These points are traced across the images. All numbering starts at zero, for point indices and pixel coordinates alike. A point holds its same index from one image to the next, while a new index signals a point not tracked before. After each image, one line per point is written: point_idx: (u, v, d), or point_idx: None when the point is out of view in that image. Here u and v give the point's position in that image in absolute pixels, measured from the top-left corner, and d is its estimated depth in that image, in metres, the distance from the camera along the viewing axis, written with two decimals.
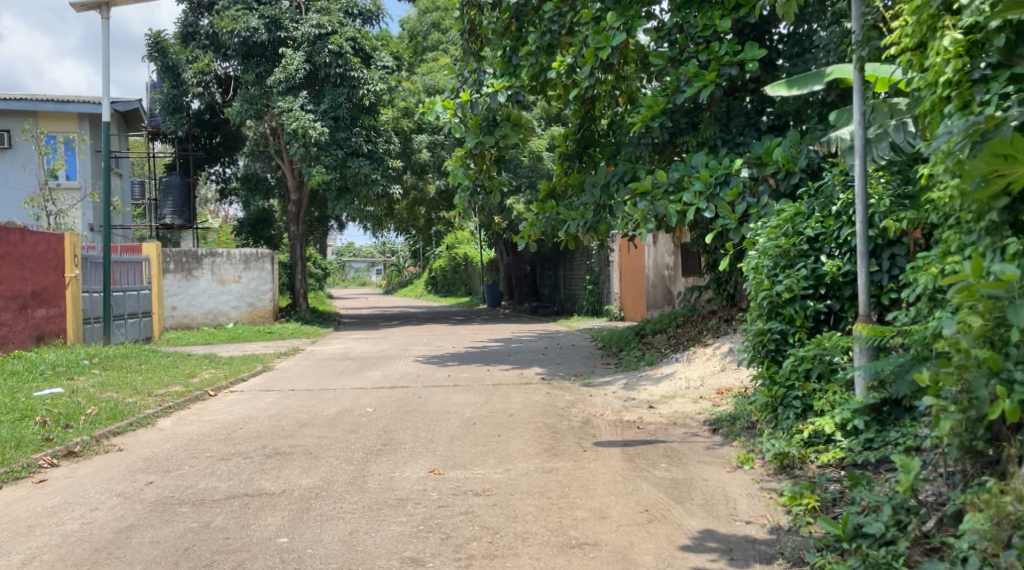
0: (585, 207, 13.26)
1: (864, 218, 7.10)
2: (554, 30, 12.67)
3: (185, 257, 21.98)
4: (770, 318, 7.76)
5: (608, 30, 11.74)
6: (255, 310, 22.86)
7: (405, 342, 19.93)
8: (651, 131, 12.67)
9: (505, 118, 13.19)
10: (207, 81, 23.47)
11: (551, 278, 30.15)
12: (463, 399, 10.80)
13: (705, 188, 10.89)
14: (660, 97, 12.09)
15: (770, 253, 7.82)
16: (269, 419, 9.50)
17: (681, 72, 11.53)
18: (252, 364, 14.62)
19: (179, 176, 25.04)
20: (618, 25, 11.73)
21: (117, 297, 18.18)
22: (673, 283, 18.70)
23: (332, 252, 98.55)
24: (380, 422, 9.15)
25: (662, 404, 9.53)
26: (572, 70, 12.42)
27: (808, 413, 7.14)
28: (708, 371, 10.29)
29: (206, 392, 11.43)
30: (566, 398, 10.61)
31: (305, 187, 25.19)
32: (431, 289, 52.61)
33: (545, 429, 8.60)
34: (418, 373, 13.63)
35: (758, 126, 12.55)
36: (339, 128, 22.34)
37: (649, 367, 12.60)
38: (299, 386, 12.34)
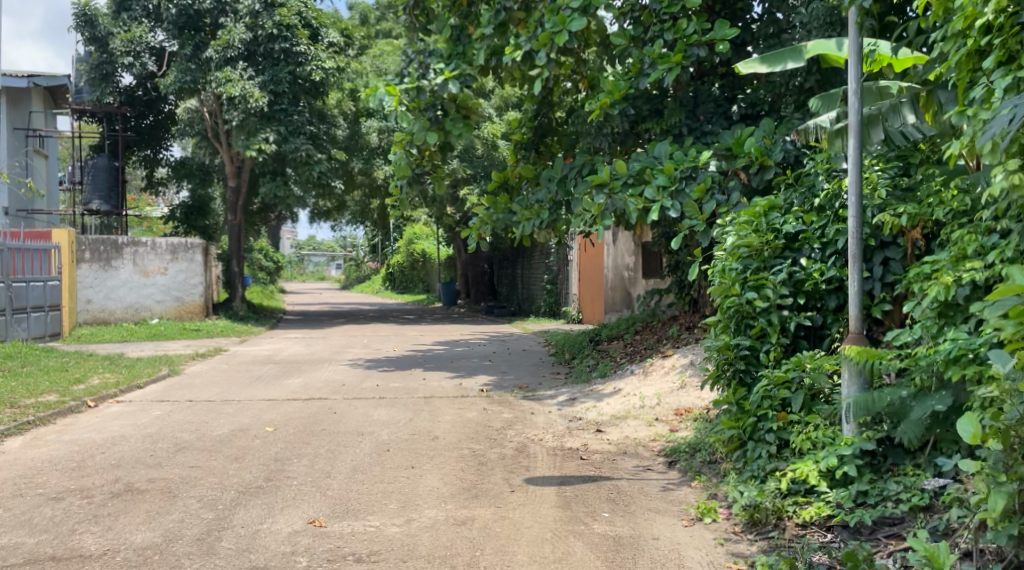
0: (541, 204, 11.77)
1: (855, 210, 5.63)
2: (508, 6, 11.09)
3: (104, 246, 20.05)
4: (737, 332, 6.25)
5: (563, 9, 10.45)
6: (182, 306, 21.22)
7: (341, 343, 18.38)
8: (610, 119, 11.22)
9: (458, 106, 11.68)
10: (140, 51, 21.60)
11: (508, 277, 28.73)
12: (384, 415, 9.28)
13: (668, 183, 9.51)
14: (621, 79, 10.58)
15: (739, 253, 6.29)
16: (141, 442, 7.93)
17: (644, 52, 10.04)
18: (157, 368, 13.05)
19: (107, 158, 23.21)
20: (576, 5, 10.41)
21: (18, 288, 16.57)
22: (633, 285, 17.34)
23: (290, 246, 96.63)
24: (274, 445, 7.64)
25: (615, 427, 8.05)
26: (530, 56, 10.89)
27: (784, 451, 5.65)
28: (665, 388, 8.87)
29: (84, 403, 9.88)
30: (504, 416, 9.14)
31: (246, 173, 23.51)
32: (389, 285, 50.86)
33: (469, 457, 7.12)
34: (343, 381, 12.08)
35: (728, 113, 11.09)
36: (278, 104, 20.71)
37: (601, 379, 11.18)
38: (200, 395, 10.79)
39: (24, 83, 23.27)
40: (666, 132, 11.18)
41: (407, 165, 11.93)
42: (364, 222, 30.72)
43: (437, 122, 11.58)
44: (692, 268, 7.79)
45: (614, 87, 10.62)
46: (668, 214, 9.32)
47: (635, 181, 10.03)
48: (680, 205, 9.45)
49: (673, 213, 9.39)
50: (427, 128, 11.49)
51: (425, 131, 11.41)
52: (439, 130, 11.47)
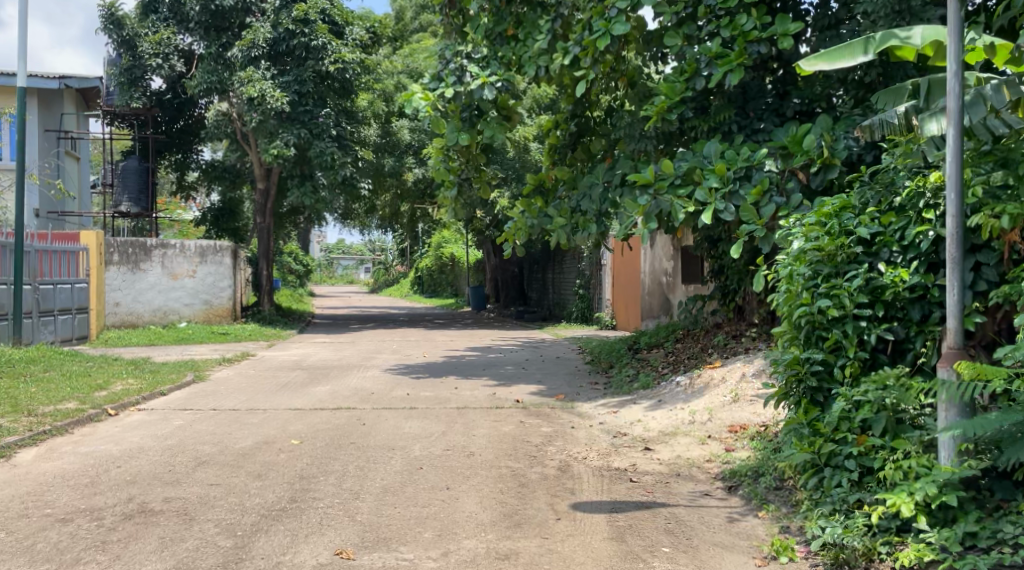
0: (588, 215, 11.13)
1: (958, 209, 4.91)
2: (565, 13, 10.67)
3: (133, 248, 19.78)
4: (808, 344, 5.64)
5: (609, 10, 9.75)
6: (210, 309, 20.87)
7: (371, 348, 17.92)
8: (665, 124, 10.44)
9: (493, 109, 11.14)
10: (168, 52, 21.27)
11: (539, 281, 28.17)
12: (416, 428, 8.76)
13: (721, 185, 9.05)
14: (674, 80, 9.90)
15: (810, 257, 5.69)
16: (160, 456, 7.47)
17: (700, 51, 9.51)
18: (182, 374, 12.65)
19: (138, 160, 22.95)
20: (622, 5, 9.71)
21: (45, 290, 16.31)
22: (672, 291, 16.69)
23: (321, 250, 96.80)
24: (299, 461, 7.13)
25: (665, 445, 7.45)
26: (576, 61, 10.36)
27: (868, 478, 5.10)
28: (717, 403, 8.24)
29: (104, 411, 9.45)
30: (543, 430, 8.58)
31: (275, 175, 23.21)
32: (417, 288, 50.49)
33: (509, 477, 6.57)
34: (372, 389, 11.57)
35: (781, 111, 10.31)
36: (303, 105, 20.28)
37: (645, 390, 10.59)
38: (225, 403, 10.35)
39: (55, 83, 22.43)
40: (713, 130, 10.43)
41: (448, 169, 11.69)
42: (395, 226, 30.33)
43: (470, 121, 11.17)
44: (755, 278, 7.02)
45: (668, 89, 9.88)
46: (720, 218, 8.88)
47: (682, 182, 9.48)
48: (734, 207, 8.99)
49: (726, 216, 8.93)
50: (459, 130, 11.04)
51: (456, 131, 10.99)
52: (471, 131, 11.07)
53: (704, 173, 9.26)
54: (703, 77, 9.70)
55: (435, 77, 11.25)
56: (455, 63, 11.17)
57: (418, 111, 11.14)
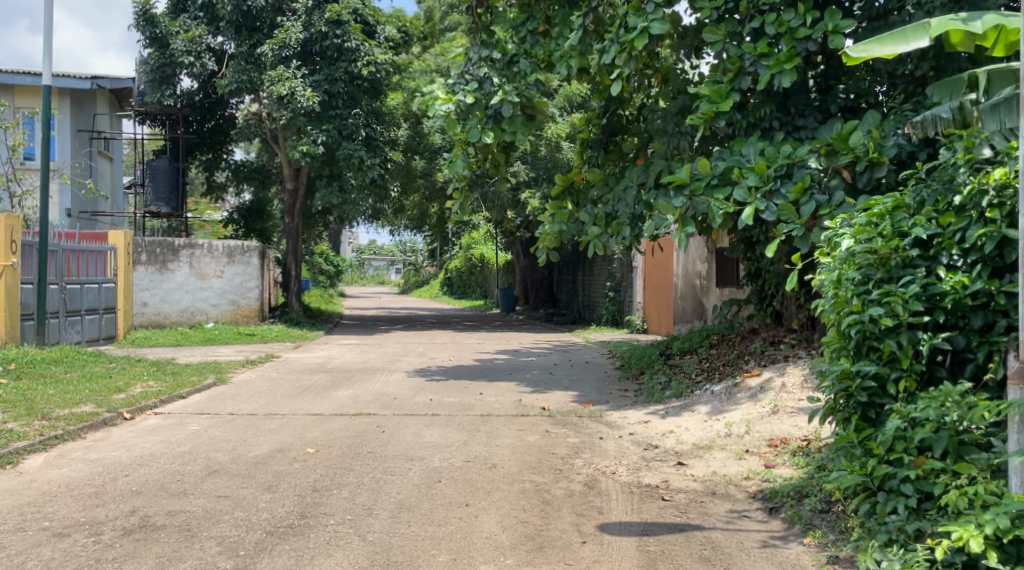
0: (622, 218, 10.78)
1: None
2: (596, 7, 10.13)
3: (160, 248, 19.73)
4: (859, 355, 5.20)
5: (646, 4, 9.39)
6: (238, 310, 20.65)
7: (397, 351, 17.63)
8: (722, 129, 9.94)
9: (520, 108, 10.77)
10: (200, 51, 21.11)
11: (569, 283, 27.75)
12: (436, 437, 8.40)
13: (761, 183, 8.50)
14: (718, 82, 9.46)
15: (860, 261, 5.22)
16: (170, 464, 7.19)
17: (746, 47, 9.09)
18: (203, 376, 12.41)
19: (168, 160, 22.84)
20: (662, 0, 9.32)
21: (72, 290, 16.19)
22: (706, 294, 16.20)
23: (352, 251, 97.07)
24: (313, 472, 6.82)
25: (699, 459, 7.04)
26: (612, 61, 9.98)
27: (929, 504, 4.71)
28: (754, 415, 7.84)
29: (119, 415, 9.21)
30: (570, 441, 8.19)
31: (303, 176, 23.05)
32: (447, 290, 50.23)
33: (532, 493, 6.20)
34: (395, 394, 11.24)
35: (826, 107, 9.88)
36: (333, 107, 20.08)
37: (677, 398, 10.17)
38: (244, 407, 10.07)
39: (87, 83, 22.34)
40: (752, 126, 9.87)
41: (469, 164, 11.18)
42: (424, 227, 30.07)
43: (495, 121, 10.70)
44: (790, 276, 6.72)
45: (713, 93, 9.39)
46: (761, 217, 8.29)
47: (719, 182, 8.99)
48: (774, 206, 8.43)
49: (767, 215, 8.34)
50: (482, 126, 10.67)
51: (481, 129, 10.61)
52: (497, 131, 10.66)
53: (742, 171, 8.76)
54: (748, 76, 9.29)
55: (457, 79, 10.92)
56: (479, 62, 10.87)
57: (441, 114, 10.75)
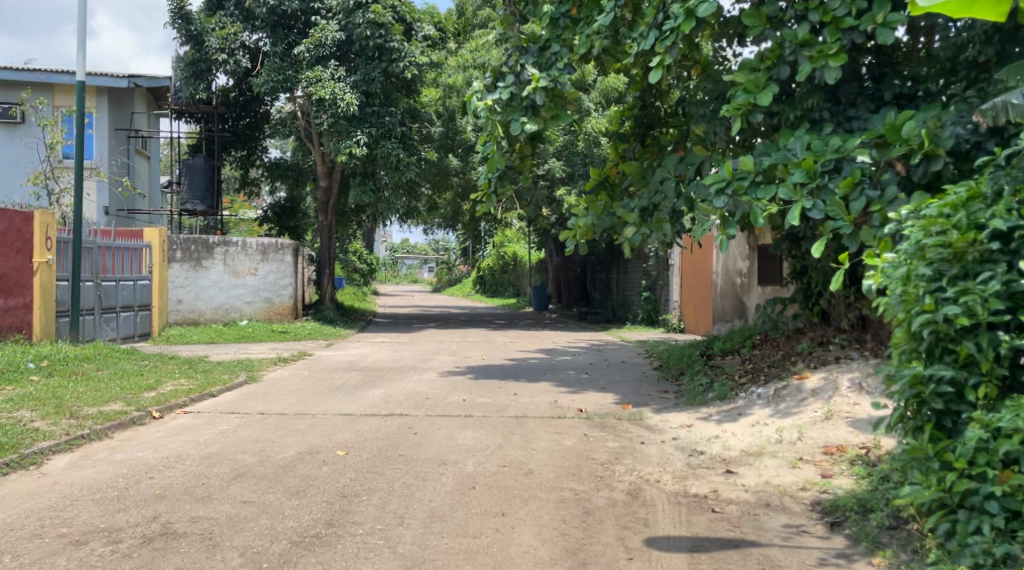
0: (663, 214, 10.29)
1: None
2: None
3: (195, 245, 19.60)
4: (933, 359, 4.83)
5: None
6: (271, 307, 20.59)
7: (431, 350, 17.36)
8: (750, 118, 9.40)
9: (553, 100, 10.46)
10: (234, 48, 21.06)
11: (603, 281, 27.36)
12: (469, 440, 8.10)
13: (808, 180, 8.09)
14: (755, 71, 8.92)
15: (932, 256, 4.85)
16: (196, 466, 6.95)
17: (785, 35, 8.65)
18: (234, 374, 12.21)
19: (204, 158, 22.78)
20: None
21: (107, 287, 16.13)
22: (747, 293, 15.74)
23: (387, 249, 97.27)
24: (342, 477, 6.55)
25: (749, 469, 6.72)
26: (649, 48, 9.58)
27: (1016, 523, 4.39)
28: (807, 421, 7.57)
29: (148, 414, 9.01)
30: (610, 445, 7.86)
31: (337, 173, 22.89)
32: (480, 289, 49.92)
33: (571, 503, 5.89)
34: (428, 394, 10.96)
35: (879, 94, 9.44)
36: (370, 107, 19.84)
37: (719, 400, 9.79)
38: (275, 406, 9.84)
39: (124, 83, 22.29)
40: (800, 119, 9.47)
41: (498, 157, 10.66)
42: (458, 225, 29.83)
43: (533, 111, 10.34)
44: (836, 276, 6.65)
45: (749, 83, 8.88)
46: (808, 216, 7.94)
47: (765, 178, 8.60)
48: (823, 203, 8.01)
49: (815, 214, 7.96)
50: (517, 113, 10.32)
51: (520, 121, 10.21)
52: (537, 121, 10.27)
53: (788, 167, 8.34)
54: (787, 65, 8.85)
55: (497, 74, 10.60)
56: (515, 58, 10.57)
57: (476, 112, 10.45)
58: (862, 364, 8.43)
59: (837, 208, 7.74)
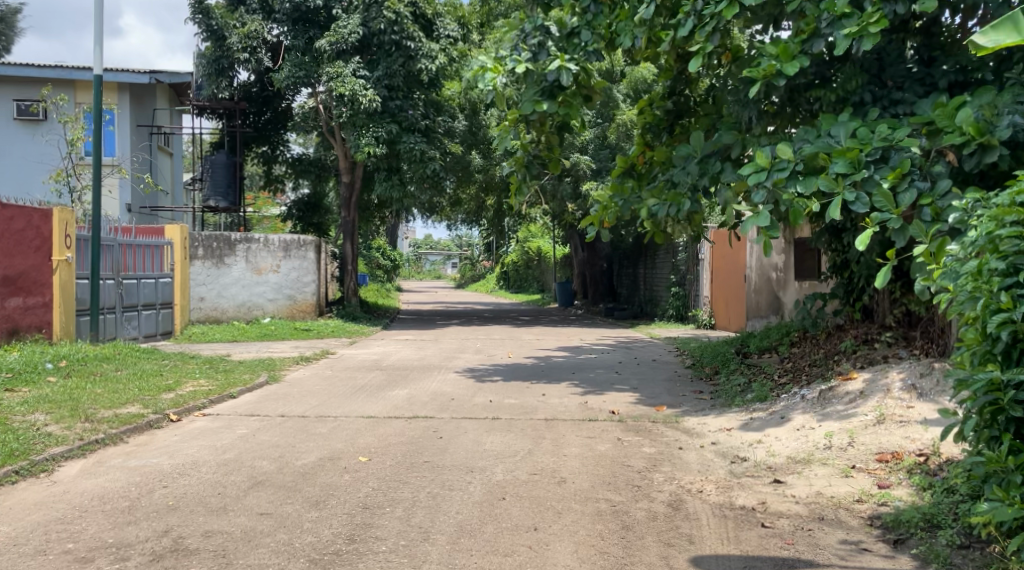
0: (680, 189, 9.91)
1: None
2: None
3: (217, 242, 19.43)
4: (1012, 361, 4.62)
5: None
6: (295, 305, 20.29)
7: (456, 347, 17.03)
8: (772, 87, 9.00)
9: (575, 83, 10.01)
10: (255, 46, 20.68)
11: (630, 277, 26.91)
12: (497, 445, 7.76)
13: (851, 171, 7.53)
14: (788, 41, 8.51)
15: (1009, 249, 4.57)
16: (213, 474, 6.66)
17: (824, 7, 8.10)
18: (255, 375, 11.91)
19: (226, 155, 22.60)
20: None
21: (128, 285, 15.90)
22: (782, 288, 15.30)
23: (410, 246, 97.10)
24: (365, 486, 6.25)
25: (798, 478, 6.43)
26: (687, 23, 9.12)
27: None
28: (858, 425, 7.38)
29: (165, 416, 8.72)
30: (645, 452, 7.53)
31: (359, 169, 22.63)
32: (503, 285, 49.52)
33: (609, 515, 5.59)
34: (453, 394, 10.64)
35: (929, 80, 9.08)
36: (393, 100, 19.55)
37: (757, 402, 9.42)
38: (296, 408, 9.54)
39: (145, 78, 22.16)
40: (842, 102, 9.20)
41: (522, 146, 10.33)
42: (482, 221, 29.49)
43: (551, 94, 9.84)
44: (881, 273, 6.11)
45: (780, 51, 8.49)
46: (850, 209, 7.35)
47: (805, 169, 8.08)
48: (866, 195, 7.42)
49: (857, 207, 7.36)
50: (539, 100, 9.84)
51: (535, 101, 9.81)
52: (552, 103, 9.78)
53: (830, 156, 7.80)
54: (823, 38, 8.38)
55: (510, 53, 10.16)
56: (534, 37, 10.12)
57: (486, 86, 9.94)
58: (914, 366, 8.21)
59: (883, 198, 7.11)
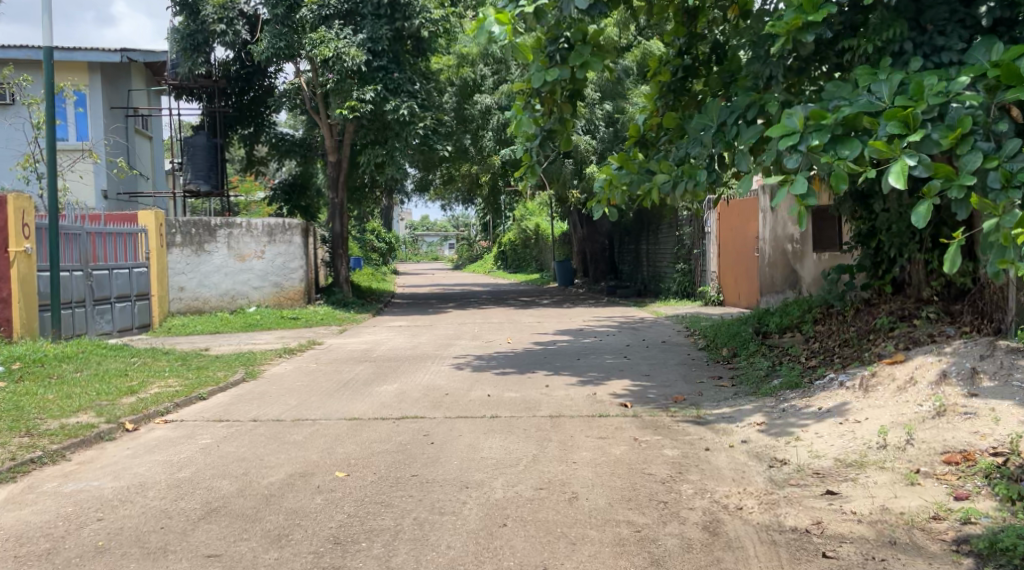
0: (695, 161, 8.75)
1: None
2: None
3: (197, 228, 18.25)
4: None
5: None
6: (281, 292, 19.26)
7: (451, 333, 15.99)
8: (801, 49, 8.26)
9: (582, 39, 8.71)
10: (233, 17, 19.68)
11: (631, 253, 25.87)
12: (496, 451, 6.73)
13: (906, 132, 6.46)
14: None
15: None
16: (162, 498, 5.66)
17: None
18: (231, 371, 10.86)
19: (206, 137, 21.44)
20: None
21: (98, 276, 14.88)
22: (798, 261, 14.28)
23: (406, 228, 96.01)
24: (340, 512, 5.24)
25: (856, 490, 5.45)
26: None
27: None
28: (915, 419, 6.37)
29: (120, 426, 7.68)
30: (668, 455, 6.52)
31: (347, 147, 21.49)
32: (501, 265, 48.42)
33: (635, 549, 4.58)
34: (447, 389, 9.62)
35: (970, 21, 7.93)
36: (378, 64, 18.22)
37: (786, 391, 8.41)
38: (271, 411, 8.50)
39: (116, 57, 20.95)
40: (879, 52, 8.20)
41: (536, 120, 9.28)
42: (475, 199, 28.41)
43: (559, 58, 8.75)
44: (950, 256, 5.47)
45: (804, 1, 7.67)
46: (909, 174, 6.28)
47: (844, 131, 6.97)
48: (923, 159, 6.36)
49: (918, 172, 6.30)
50: (546, 68, 8.75)
51: (544, 71, 8.67)
52: (561, 67, 8.67)
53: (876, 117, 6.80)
54: None
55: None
56: None
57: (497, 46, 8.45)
58: (971, 347, 7.19)
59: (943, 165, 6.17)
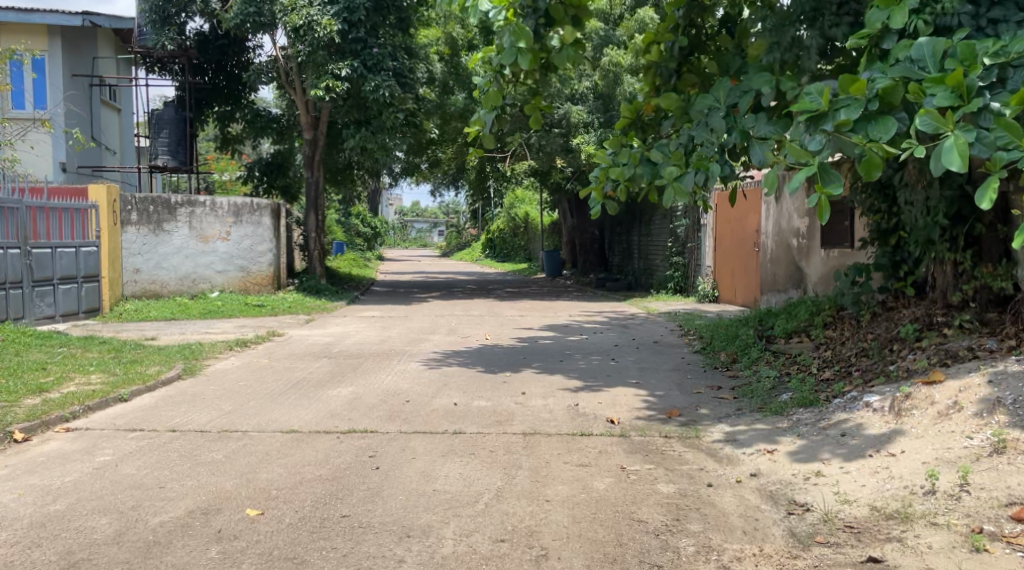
0: (706, 151, 7.31)
1: None
2: None
3: (153, 205, 16.79)
4: None
5: None
6: (247, 277, 18.03)
7: (426, 326, 14.71)
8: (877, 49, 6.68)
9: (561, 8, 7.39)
10: None
11: (622, 244, 24.61)
12: (453, 482, 5.51)
13: (960, 101, 5.24)
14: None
15: None
16: (15, 543, 4.44)
17: None
18: (166, 366, 9.57)
19: (174, 109, 20.07)
20: None
21: (38, 256, 13.57)
22: (805, 259, 13.05)
23: (394, 215, 94.62)
24: None
25: (907, 561, 4.31)
26: None
27: None
28: (970, 456, 5.17)
29: (6, 437, 6.42)
30: (664, 493, 5.32)
31: (323, 125, 20.12)
32: (489, 253, 47.11)
33: None
34: (408, 395, 8.38)
35: None
36: (355, 34, 16.86)
37: (800, 410, 7.19)
38: (195, 420, 7.23)
39: (77, 21, 19.54)
40: None
41: (498, 90, 7.75)
42: (461, 183, 27.10)
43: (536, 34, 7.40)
44: None
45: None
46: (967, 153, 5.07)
47: (878, 108, 5.62)
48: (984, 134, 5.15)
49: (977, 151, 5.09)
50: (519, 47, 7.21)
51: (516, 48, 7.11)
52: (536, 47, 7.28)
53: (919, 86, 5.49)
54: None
55: None
56: None
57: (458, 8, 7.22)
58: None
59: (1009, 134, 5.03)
